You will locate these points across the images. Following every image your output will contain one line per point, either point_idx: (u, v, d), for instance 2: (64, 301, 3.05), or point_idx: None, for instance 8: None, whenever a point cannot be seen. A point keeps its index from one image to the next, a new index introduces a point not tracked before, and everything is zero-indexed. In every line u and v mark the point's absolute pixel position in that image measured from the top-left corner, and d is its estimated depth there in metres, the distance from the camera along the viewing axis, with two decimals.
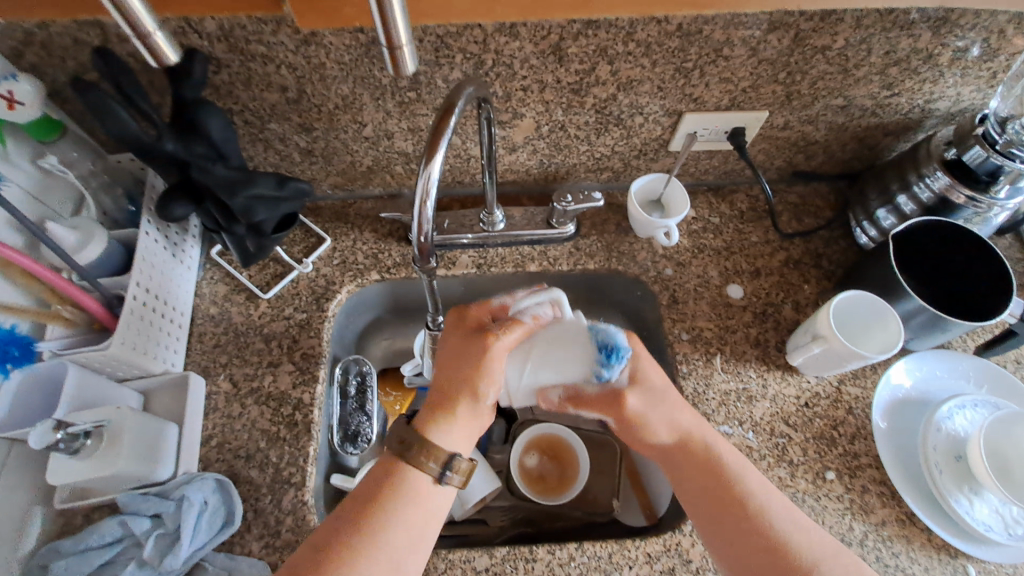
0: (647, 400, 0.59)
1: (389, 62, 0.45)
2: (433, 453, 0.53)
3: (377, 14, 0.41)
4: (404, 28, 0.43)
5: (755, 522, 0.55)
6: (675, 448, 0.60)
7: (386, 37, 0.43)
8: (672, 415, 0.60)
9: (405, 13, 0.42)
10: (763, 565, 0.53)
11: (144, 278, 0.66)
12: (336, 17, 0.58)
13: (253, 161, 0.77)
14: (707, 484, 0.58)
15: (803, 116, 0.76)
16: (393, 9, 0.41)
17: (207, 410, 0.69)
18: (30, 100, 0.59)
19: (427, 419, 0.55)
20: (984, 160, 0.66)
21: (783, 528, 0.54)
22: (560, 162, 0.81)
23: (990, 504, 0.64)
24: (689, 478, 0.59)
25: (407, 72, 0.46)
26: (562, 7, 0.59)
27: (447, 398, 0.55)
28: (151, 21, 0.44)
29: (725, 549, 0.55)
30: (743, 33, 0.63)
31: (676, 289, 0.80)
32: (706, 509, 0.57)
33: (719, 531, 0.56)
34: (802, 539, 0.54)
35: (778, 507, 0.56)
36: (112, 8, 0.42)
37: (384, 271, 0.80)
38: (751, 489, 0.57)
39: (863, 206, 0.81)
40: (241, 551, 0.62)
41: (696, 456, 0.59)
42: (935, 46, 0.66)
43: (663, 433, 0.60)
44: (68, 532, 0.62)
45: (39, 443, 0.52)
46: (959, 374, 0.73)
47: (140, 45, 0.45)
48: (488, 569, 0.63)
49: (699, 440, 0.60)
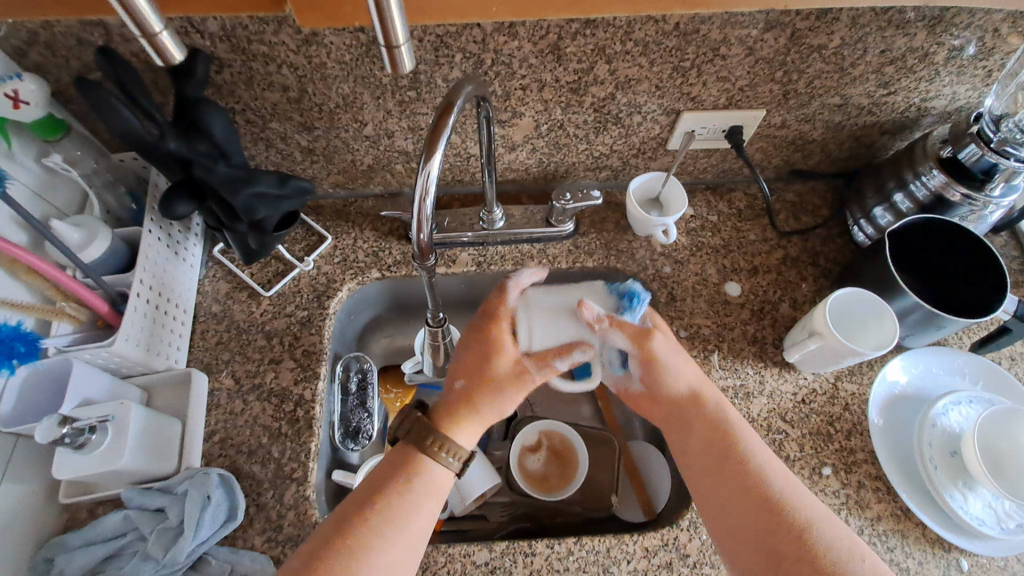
0: (666, 342, 0.63)
1: (388, 61, 0.46)
2: (455, 449, 0.56)
3: (374, 13, 0.42)
4: (400, 28, 0.44)
5: (751, 483, 0.55)
6: (684, 402, 0.62)
7: (384, 37, 0.44)
8: (685, 368, 0.63)
9: (402, 11, 0.43)
10: (757, 526, 0.53)
11: (148, 275, 0.66)
12: (336, 14, 0.57)
13: (254, 160, 0.78)
14: (710, 441, 0.59)
15: (800, 115, 0.76)
16: (391, 11, 0.42)
17: (210, 406, 0.70)
18: (34, 99, 0.60)
19: (452, 424, 0.58)
20: (980, 157, 0.67)
21: (781, 492, 0.55)
22: (559, 161, 0.82)
23: (984, 499, 0.65)
24: (694, 442, 0.60)
25: (406, 71, 0.47)
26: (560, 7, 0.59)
27: (471, 406, 0.59)
28: (158, 23, 0.45)
29: (720, 511, 0.56)
30: (740, 33, 0.64)
31: (674, 286, 0.80)
32: (708, 469, 0.58)
33: (719, 492, 0.57)
34: (801, 504, 0.54)
35: (777, 476, 0.56)
36: (121, 11, 0.43)
37: (384, 269, 0.80)
38: (751, 451, 0.58)
39: (860, 204, 0.82)
40: (244, 545, 0.63)
41: (701, 418, 0.60)
42: (930, 45, 0.67)
43: (678, 384, 0.62)
44: (73, 527, 0.63)
45: (44, 438, 0.53)
46: (955, 371, 0.74)
47: (148, 46, 0.47)
48: (488, 563, 0.63)
49: (706, 402, 0.62)
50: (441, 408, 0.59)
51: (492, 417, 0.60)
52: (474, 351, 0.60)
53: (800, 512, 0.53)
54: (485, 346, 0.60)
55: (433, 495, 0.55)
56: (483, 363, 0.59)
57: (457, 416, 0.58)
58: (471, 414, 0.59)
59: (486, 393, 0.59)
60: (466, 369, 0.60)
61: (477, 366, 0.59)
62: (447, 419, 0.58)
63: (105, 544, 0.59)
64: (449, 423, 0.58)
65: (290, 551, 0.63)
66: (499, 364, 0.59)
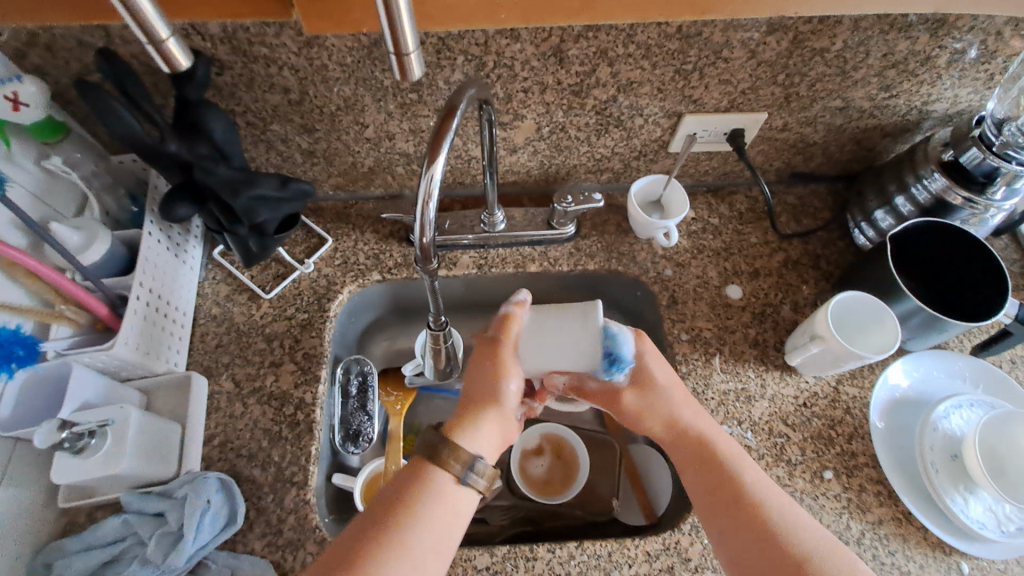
0: (647, 395, 0.64)
1: (396, 68, 0.46)
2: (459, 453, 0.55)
3: (383, 15, 0.42)
4: (411, 34, 0.44)
5: (748, 512, 0.56)
6: (671, 443, 0.63)
7: (393, 42, 0.44)
8: (672, 408, 0.63)
9: (411, 16, 0.43)
10: (756, 551, 0.54)
11: (147, 278, 0.66)
12: (344, 21, 0.58)
13: (255, 162, 0.78)
14: (704, 474, 0.59)
15: (802, 118, 0.76)
16: (401, 16, 0.42)
17: (210, 410, 0.70)
18: (34, 101, 0.59)
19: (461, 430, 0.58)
20: (981, 161, 0.67)
21: (780, 520, 0.55)
22: (560, 163, 0.81)
23: (985, 503, 0.64)
24: (688, 475, 0.61)
25: (414, 77, 0.47)
26: (563, 10, 0.59)
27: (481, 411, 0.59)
28: (164, 29, 0.44)
29: (720, 542, 0.56)
30: (742, 36, 0.64)
31: (675, 289, 0.80)
32: (704, 499, 0.59)
33: (718, 521, 0.57)
34: (803, 534, 0.54)
35: (772, 497, 0.57)
36: (130, 18, 0.43)
37: (385, 272, 0.80)
38: (745, 478, 0.58)
39: (861, 207, 0.82)
40: (244, 549, 0.63)
41: (695, 450, 0.61)
42: (932, 49, 0.67)
43: (661, 425, 0.63)
44: (71, 531, 0.62)
45: (43, 442, 0.53)
46: (956, 374, 0.74)
47: (154, 53, 0.46)
48: (489, 567, 0.63)
49: (697, 433, 0.62)
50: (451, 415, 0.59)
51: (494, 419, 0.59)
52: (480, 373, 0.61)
53: (800, 539, 0.53)
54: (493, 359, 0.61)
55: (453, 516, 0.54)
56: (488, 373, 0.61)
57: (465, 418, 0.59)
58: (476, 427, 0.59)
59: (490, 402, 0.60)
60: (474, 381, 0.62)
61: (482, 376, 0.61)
62: (452, 425, 0.58)
63: (104, 549, 0.58)
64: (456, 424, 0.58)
65: (290, 556, 0.62)
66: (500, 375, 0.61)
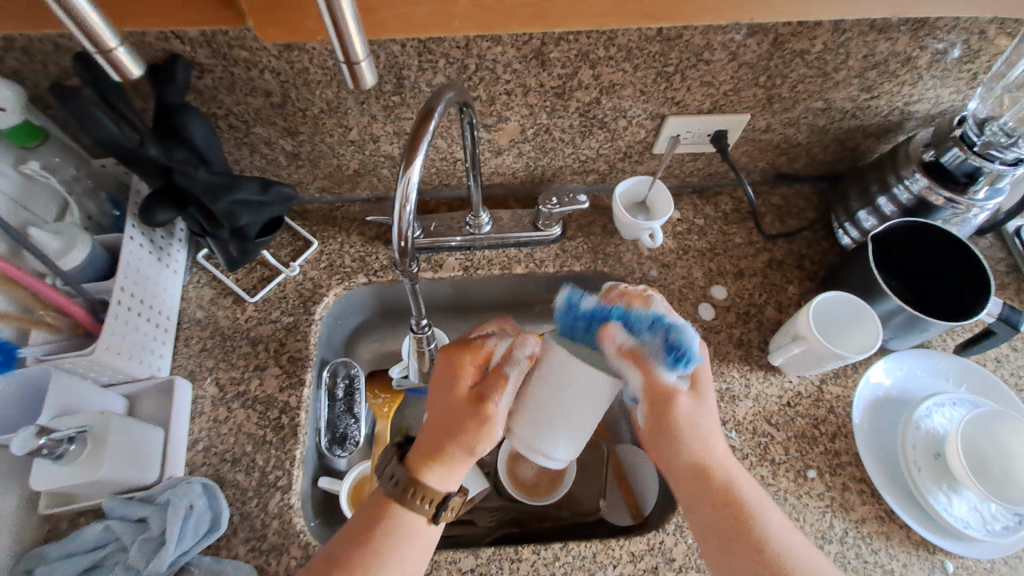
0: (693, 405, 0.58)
1: (348, 74, 0.46)
2: (427, 493, 0.54)
3: (331, 31, 0.42)
4: (359, 45, 0.44)
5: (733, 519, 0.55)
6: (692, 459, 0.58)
7: (343, 54, 0.44)
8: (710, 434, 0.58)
9: (362, 31, 0.43)
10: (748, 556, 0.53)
11: (130, 283, 0.65)
12: (299, 29, 0.57)
13: (239, 166, 0.77)
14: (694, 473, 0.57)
15: (785, 119, 0.77)
16: (348, 27, 0.42)
17: (194, 414, 0.69)
18: (11, 105, 0.59)
19: (422, 466, 0.55)
20: (963, 161, 0.67)
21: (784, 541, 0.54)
22: (546, 165, 0.82)
23: (968, 501, 0.65)
24: (700, 498, 0.56)
25: (366, 87, 0.47)
26: (524, 21, 0.59)
27: (444, 450, 0.55)
28: (112, 37, 0.43)
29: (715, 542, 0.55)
30: (723, 37, 0.64)
31: (661, 290, 0.81)
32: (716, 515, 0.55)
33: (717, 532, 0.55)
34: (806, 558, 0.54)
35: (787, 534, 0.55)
36: (72, 25, 0.41)
37: (371, 274, 0.80)
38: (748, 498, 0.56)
39: (845, 207, 0.82)
40: (228, 554, 0.62)
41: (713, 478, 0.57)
42: (912, 49, 0.67)
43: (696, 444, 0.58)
44: (53, 538, 0.62)
45: (21, 448, 0.52)
46: (939, 373, 0.75)
47: (103, 61, 0.45)
48: (474, 569, 0.63)
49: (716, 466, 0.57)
50: (415, 449, 0.57)
51: (456, 443, 0.54)
52: (440, 389, 0.57)
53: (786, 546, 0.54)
54: (448, 373, 0.56)
55: (415, 539, 0.54)
56: (446, 401, 0.56)
57: (422, 454, 0.55)
58: (434, 454, 0.55)
59: (453, 437, 0.54)
60: (434, 401, 0.57)
61: (441, 397, 0.56)
62: (414, 455, 0.56)
63: (85, 555, 0.58)
64: (417, 462, 0.55)
65: (275, 560, 0.62)
66: (459, 399, 0.55)
